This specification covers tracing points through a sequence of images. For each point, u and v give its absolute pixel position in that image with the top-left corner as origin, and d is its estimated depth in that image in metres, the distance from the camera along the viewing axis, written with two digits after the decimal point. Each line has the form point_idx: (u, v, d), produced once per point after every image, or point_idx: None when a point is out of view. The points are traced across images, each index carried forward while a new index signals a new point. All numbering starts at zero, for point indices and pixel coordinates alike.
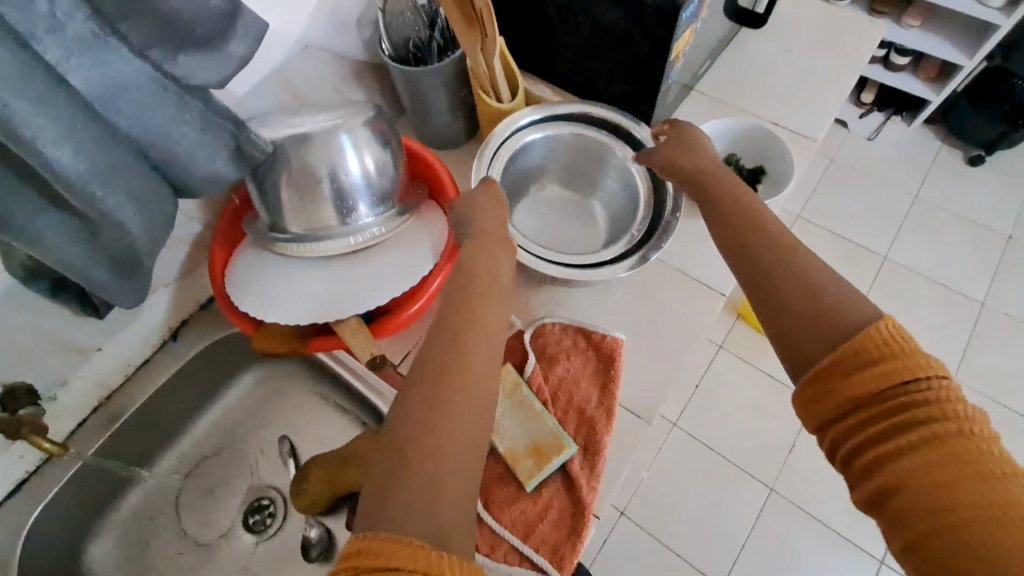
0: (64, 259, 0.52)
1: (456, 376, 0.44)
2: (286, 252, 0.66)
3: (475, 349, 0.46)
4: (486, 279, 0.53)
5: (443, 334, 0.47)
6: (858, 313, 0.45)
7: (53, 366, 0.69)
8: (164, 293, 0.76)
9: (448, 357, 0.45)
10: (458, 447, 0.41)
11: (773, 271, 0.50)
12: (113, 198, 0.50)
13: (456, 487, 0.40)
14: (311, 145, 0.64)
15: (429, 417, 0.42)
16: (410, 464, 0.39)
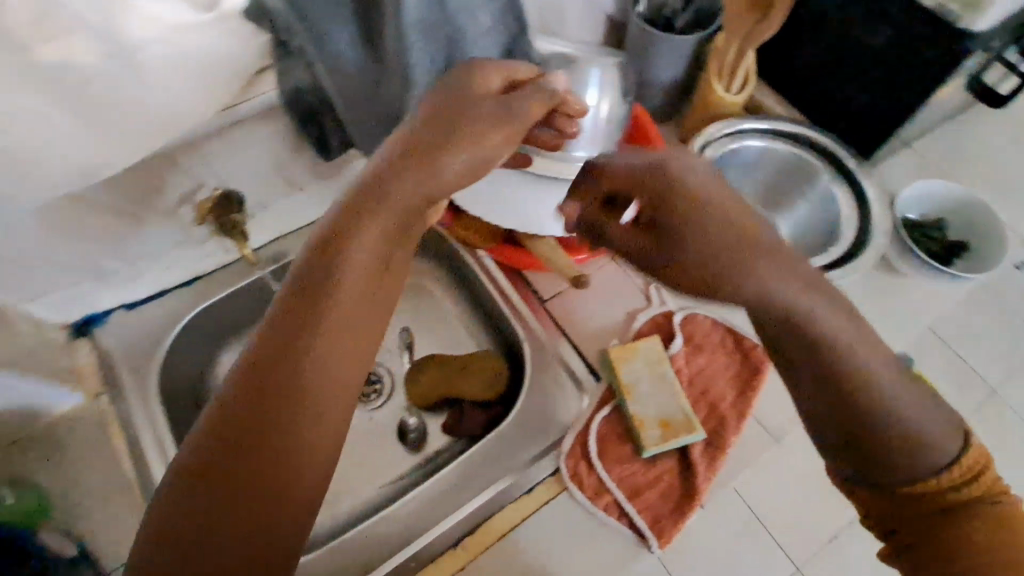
0: (346, 91, 0.56)
1: (315, 321, 0.39)
2: (506, 159, 0.70)
3: (317, 333, 0.39)
4: (372, 224, 0.42)
5: (301, 296, 0.39)
6: (925, 443, 0.42)
7: (263, 188, 0.74)
8: (366, 160, 0.80)
9: (278, 359, 0.38)
10: (262, 439, 0.36)
11: (802, 343, 0.43)
12: (414, 52, 0.54)
13: (284, 506, 0.36)
14: (569, 69, 0.65)
15: (269, 404, 0.37)
16: (230, 460, 0.35)
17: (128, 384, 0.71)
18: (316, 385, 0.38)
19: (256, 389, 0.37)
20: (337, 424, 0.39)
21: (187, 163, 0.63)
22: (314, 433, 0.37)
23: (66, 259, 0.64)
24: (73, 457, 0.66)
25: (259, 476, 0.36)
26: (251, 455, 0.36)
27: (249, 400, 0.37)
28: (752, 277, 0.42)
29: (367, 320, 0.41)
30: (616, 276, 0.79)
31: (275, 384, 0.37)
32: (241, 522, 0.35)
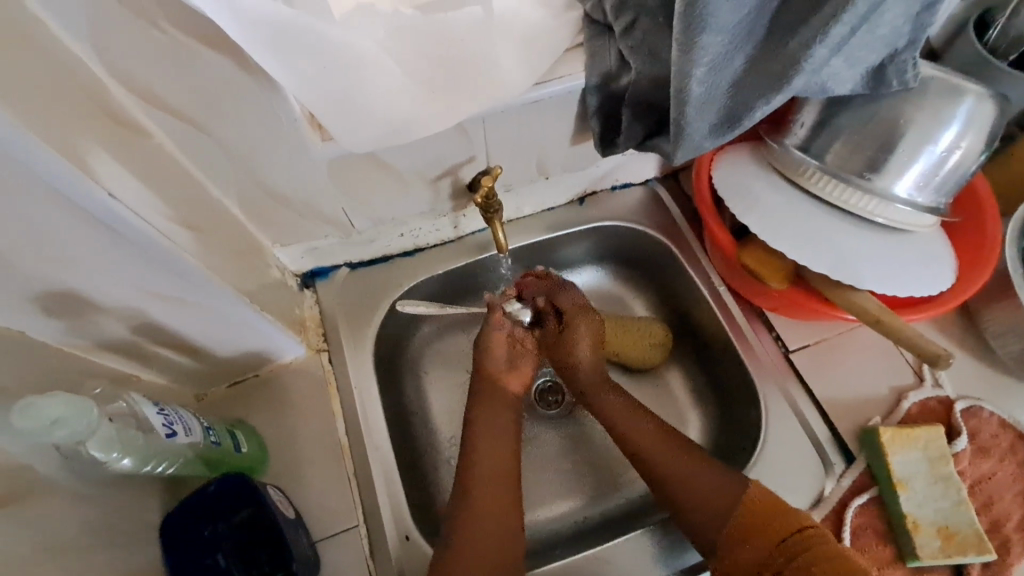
0: (701, 93, 0.49)
1: (485, 426, 0.63)
2: (813, 185, 0.60)
3: (477, 425, 0.63)
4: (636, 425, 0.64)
5: (494, 439, 0.62)
6: (724, 487, 0.58)
7: (515, 171, 0.69)
8: (616, 157, 0.74)
9: (492, 449, 0.61)
10: (491, 480, 0.60)
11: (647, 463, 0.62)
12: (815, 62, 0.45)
13: (509, 479, 0.61)
14: (929, 98, 0.54)
15: (487, 458, 0.61)
16: (469, 447, 0.61)
17: (347, 346, 0.70)
18: (492, 435, 0.62)
19: (490, 429, 0.62)
20: (504, 455, 0.62)
21: (473, 134, 0.59)
22: (493, 458, 0.61)
23: (328, 215, 0.63)
24: (293, 412, 0.65)
25: (505, 473, 0.61)
26: (486, 447, 0.61)
27: (480, 424, 0.63)
28: (690, 487, 0.59)
29: (504, 500, 0.59)
30: (880, 349, 0.67)
31: (484, 420, 0.63)
32: (490, 517, 0.58)
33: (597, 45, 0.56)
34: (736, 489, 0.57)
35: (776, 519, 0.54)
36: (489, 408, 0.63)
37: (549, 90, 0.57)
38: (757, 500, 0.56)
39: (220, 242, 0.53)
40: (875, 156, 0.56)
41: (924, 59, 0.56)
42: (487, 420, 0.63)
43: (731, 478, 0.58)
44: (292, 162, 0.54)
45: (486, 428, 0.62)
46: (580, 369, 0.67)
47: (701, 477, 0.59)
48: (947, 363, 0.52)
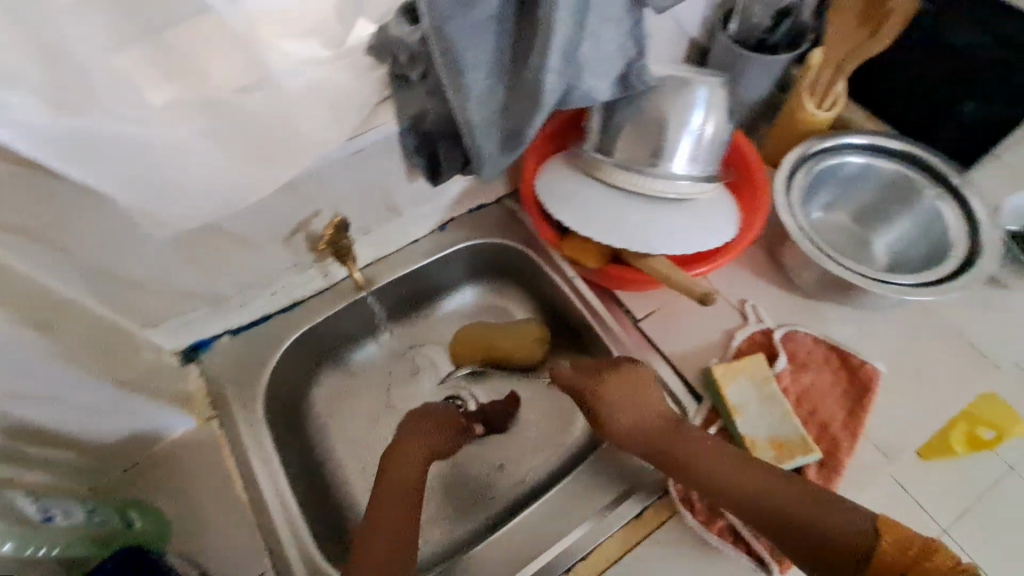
0: (474, 120, 0.58)
1: (395, 465, 0.67)
2: (609, 177, 0.70)
3: (388, 472, 0.66)
4: (729, 467, 0.60)
5: (404, 480, 0.66)
6: (842, 523, 0.54)
7: (364, 216, 0.76)
8: (458, 185, 0.82)
9: (398, 485, 0.65)
10: (393, 530, 0.61)
11: (770, 515, 0.57)
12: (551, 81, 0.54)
13: (404, 525, 0.62)
14: (673, 93, 0.66)
15: (404, 499, 0.64)
16: (375, 509, 0.62)
17: (238, 407, 0.73)
18: (399, 484, 0.65)
19: (403, 461, 0.67)
20: (408, 519, 0.63)
21: (306, 191, 0.66)
22: (399, 509, 0.63)
23: (192, 290, 0.67)
24: (194, 481, 0.68)
25: (405, 518, 0.62)
26: (387, 503, 0.63)
27: (391, 466, 0.67)
28: (783, 507, 0.56)
29: (392, 542, 0.60)
30: (709, 300, 0.78)
31: (397, 457, 0.68)
32: (376, 566, 0.57)
33: (403, 96, 0.64)
34: (866, 521, 0.53)
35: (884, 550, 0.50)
36: (410, 462, 0.67)
37: (367, 139, 0.65)
38: (893, 543, 0.50)
39: (77, 336, 0.57)
40: (648, 145, 0.68)
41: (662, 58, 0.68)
42: (399, 476, 0.66)
43: (858, 524, 0.53)
44: (135, 248, 0.58)
45: (400, 470, 0.66)
46: (649, 424, 0.65)
47: (821, 510, 0.55)
48: (714, 299, 0.62)
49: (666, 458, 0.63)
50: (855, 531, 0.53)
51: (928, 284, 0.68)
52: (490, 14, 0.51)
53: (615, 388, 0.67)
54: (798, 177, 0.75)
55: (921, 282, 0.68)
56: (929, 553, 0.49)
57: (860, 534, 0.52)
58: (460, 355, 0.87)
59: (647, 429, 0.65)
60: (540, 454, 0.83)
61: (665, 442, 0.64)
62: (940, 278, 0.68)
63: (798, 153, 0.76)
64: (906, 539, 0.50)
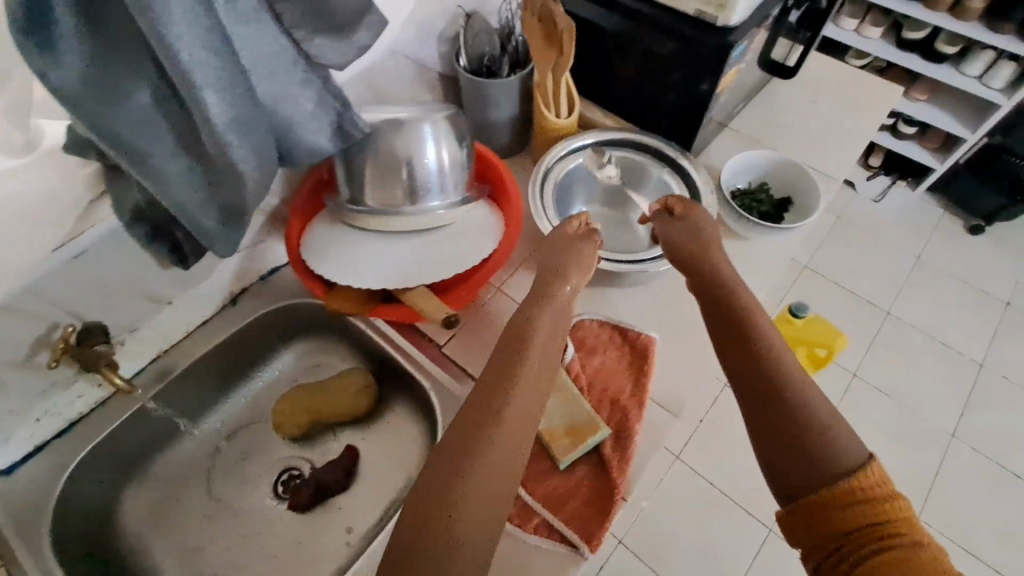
0: (178, 204, 0.56)
1: (505, 414, 0.48)
2: (365, 224, 0.72)
3: (502, 428, 0.47)
4: (763, 344, 0.55)
5: (457, 442, 0.47)
6: (848, 448, 0.50)
7: (127, 313, 0.73)
8: (233, 257, 0.81)
9: (478, 434, 0.47)
10: (458, 498, 0.44)
11: (764, 387, 0.53)
12: (240, 154, 0.53)
13: (496, 493, 0.45)
14: (399, 134, 0.70)
15: (465, 444, 0.46)
16: (466, 447, 0.46)
17: (17, 554, 0.66)
18: (525, 414, 0.49)
19: (475, 412, 0.49)
20: (528, 455, 0.48)
21: (30, 308, 0.62)
22: (491, 476, 0.45)
23: None
24: None
25: (497, 487, 0.45)
26: (499, 460, 0.46)
27: (459, 421, 0.49)
28: (824, 434, 0.50)
29: (487, 537, 0.43)
30: (503, 310, 0.82)
31: (514, 412, 0.48)
32: (486, 513, 0.44)
33: (116, 188, 0.61)
34: (861, 452, 0.49)
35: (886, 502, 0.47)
36: (527, 393, 0.50)
37: (85, 241, 0.62)
38: (871, 487, 0.48)
39: None
40: (391, 185, 0.71)
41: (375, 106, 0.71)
42: (524, 404, 0.49)
43: (851, 449, 0.50)
44: None
45: (460, 416, 0.49)
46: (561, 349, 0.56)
47: (847, 440, 0.50)
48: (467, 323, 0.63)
49: (750, 347, 0.56)
50: (849, 444, 0.50)
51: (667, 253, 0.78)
52: (149, 100, 0.50)
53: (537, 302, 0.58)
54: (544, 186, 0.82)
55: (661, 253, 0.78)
56: (888, 501, 0.47)
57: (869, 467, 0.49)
58: (282, 424, 0.84)
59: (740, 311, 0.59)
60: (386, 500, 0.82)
61: (749, 325, 0.57)
62: None
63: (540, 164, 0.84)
64: (883, 480, 0.48)
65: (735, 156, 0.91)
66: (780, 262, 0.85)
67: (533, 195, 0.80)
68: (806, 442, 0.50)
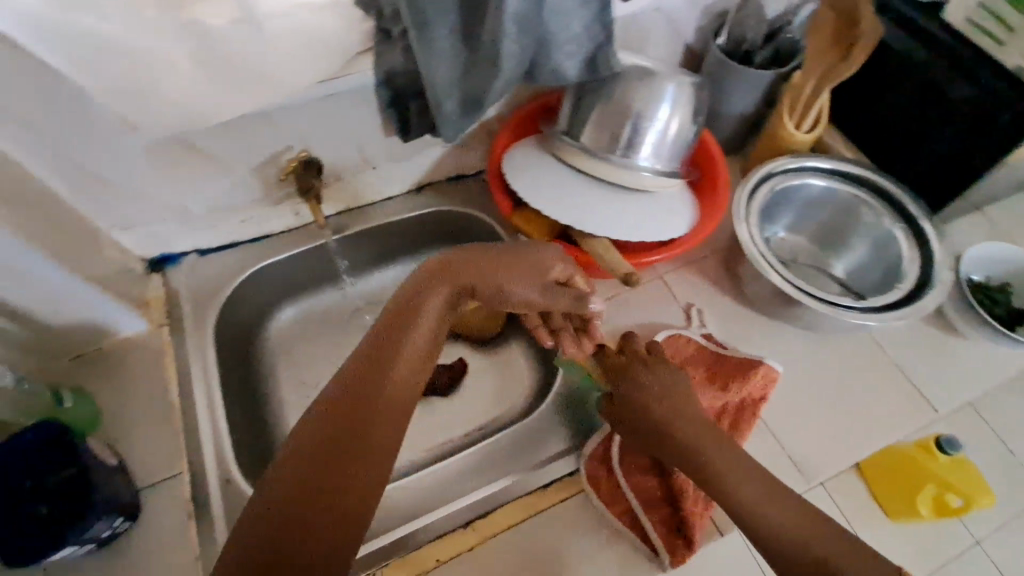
0: (436, 79, 0.60)
1: (399, 356, 0.50)
2: (572, 159, 0.73)
3: (403, 361, 0.50)
4: (425, 336, 0.52)
5: (354, 381, 0.48)
6: (807, 539, 0.47)
7: (340, 162, 0.79)
8: (436, 149, 0.85)
9: (383, 357, 0.49)
10: (351, 402, 0.47)
11: (743, 511, 0.51)
12: (508, 48, 0.57)
13: (377, 451, 0.46)
14: (643, 85, 0.68)
15: (362, 399, 0.47)
16: (359, 412, 0.47)
17: (189, 321, 0.77)
18: (397, 373, 0.49)
19: (381, 341, 0.50)
20: (402, 392, 0.49)
21: (281, 123, 0.69)
22: (384, 433, 0.47)
23: (160, 199, 0.71)
24: (130, 378, 0.71)
25: (345, 440, 0.45)
26: (383, 437, 0.47)
27: (376, 345, 0.50)
28: (813, 549, 0.46)
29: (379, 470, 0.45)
30: (656, 297, 0.79)
31: (378, 348, 0.50)
32: (345, 478, 0.44)
33: (384, 50, 0.66)
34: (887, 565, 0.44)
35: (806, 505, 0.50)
36: (424, 327, 0.52)
37: (340, 84, 0.67)
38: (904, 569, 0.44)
39: (37, 211, 0.60)
40: (613, 131, 0.69)
41: (632, 52, 0.71)
42: (416, 343, 0.51)
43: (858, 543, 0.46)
44: (109, 144, 0.62)
45: (359, 356, 0.50)
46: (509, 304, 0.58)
47: (847, 545, 0.46)
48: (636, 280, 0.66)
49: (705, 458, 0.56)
50: (817, 534, 0.47)
51: (866, 308, 0.68)
52: None
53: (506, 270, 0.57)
54: (757, 189, 0.76)
55: (861, 304, 0.68)
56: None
57: (845, 545, 0.46)
58: None
59: (659, 407, 0.61)
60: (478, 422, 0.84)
61: (710, 444, 0.57)
62: (882, 303, 0.68)
63: (761, 166, 0.77)
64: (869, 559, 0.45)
65: (984, 244, 0.80)
66: (985, 376, 0.74)
67: (743, 192, 0.74)
68: (715, 479, 0.55)
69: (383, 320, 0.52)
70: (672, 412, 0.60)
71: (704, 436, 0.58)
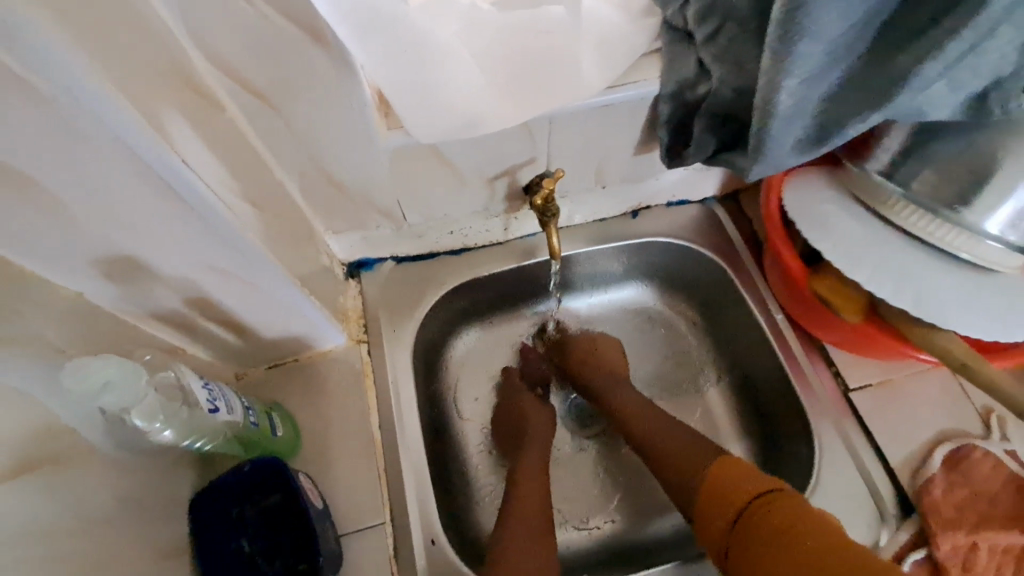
0: (788, 109, 0.46)
1: (524, 482, 0.64)
2: (897, 215, 0.57)
3: (521, 485, 0.64)
4: (531, 457, 0.67)
5: (518, 519, 0.60)
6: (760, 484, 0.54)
7: (571, 179, 0.68)
8: (676, 171, 0.71)
9: (516, 501, 0.62)
10: (516, 529, 0.59)
11: (677, 485, 0.60)
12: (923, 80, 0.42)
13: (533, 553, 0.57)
14: None
15: (509, 520, 0.60)
16: (507, 499, 0.62)
17: (387, 338, 0.69)
18: (533, 511, 0.61)
19: (528, 483, 0.64)
20: (539, 503, 0.62)
21: (537, 135, 0.58)
22: (531, 517, 0.60)
23: (382, 204, 0.63)
24: (329, 400, 0.64)
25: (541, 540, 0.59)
26: (522, 533, 0.59)
27: (520, 491, 0.63)
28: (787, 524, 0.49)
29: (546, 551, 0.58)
30: (941, 394, 0.64)
31: (526, 478, 0.64)
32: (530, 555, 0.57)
33: (676, 52, 0.53)
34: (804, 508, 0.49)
35: (737, 483, 0.55)
36: (533, 452, 0.68)
37: (621, 94, 0.55)
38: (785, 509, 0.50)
39: (277, 221, 0.53)
40: (967, 188, 0.53)
41: None
42: (533, 458, 0.67)
43: (763, 486, 0.53)
44: (357, 147, 0.53)
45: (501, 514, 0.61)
46: (599, 381, 0.73)
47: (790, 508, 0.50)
48: None
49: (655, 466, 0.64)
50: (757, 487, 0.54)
51: None
52: None
53: (584, 346, 0.77)
54: None
55: None
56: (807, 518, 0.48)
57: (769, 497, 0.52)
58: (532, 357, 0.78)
59: (649, 425, 0.67)
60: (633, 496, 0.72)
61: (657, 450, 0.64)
62: None
63: None
64: (790, 505, 0.50)
65: None
66: None
67: None
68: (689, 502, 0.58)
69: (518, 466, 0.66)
70: (653, 425, 0.66)
71: (679, 438, 0.64)
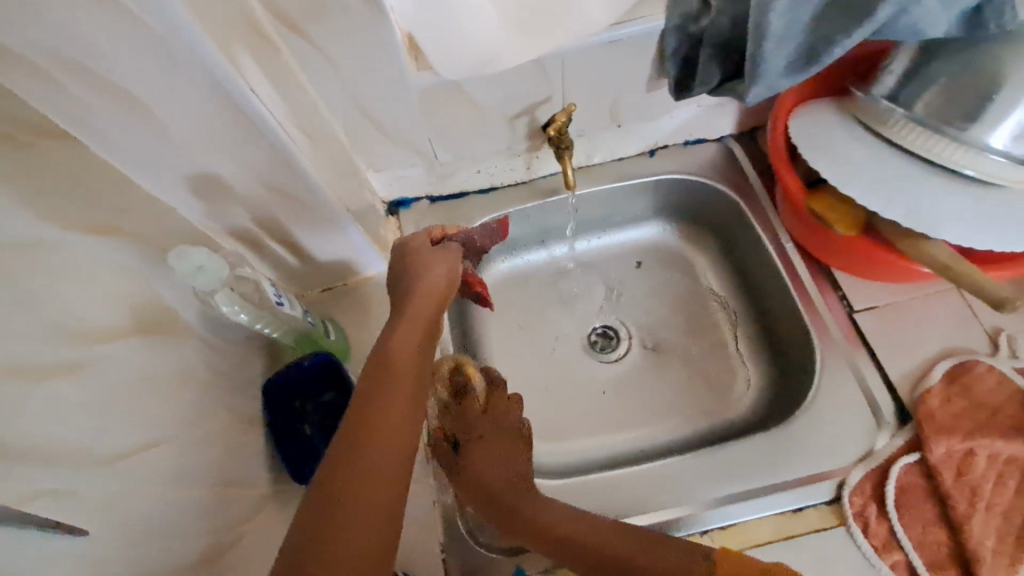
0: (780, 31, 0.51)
1: (389, 368, 0.48)
2: (899, 135, 0.59)
3: (391, 368, 0.48)
4: (405, 332, 0.52)
5: (373, 398, 0.45)
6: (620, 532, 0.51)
7: (587, 118, 0.73)
8: (689, 108, 0.75)
9: (372, 381, 0.47)
10: (380, 409, 0.45)
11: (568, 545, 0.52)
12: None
13: (398, 429, 0.44)
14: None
15: (366, 396, 0.46)
16: (378, 354, 0.50)
17: None
18: (396, 393, 0.46)
19: (401, 361, 0.49)
20: (408, 391, 0.47)
21: (551, 73, 0.64)
22: (397, 397, 0.46)
23: (415, 142, 0.70)
24: (372, 318, 0.74)
25: (402, 428, 0.44)
26: (381, 429, 0.43)
27: (384, 371, 0.48)
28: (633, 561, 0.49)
29: (404, 443, 0.43)
30: (946, 314, 0.66)
31: (397, 358, 0.49)
32: (389, 438, 0.43)
33: None
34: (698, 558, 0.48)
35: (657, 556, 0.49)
36: (414, 319, 0.53)
37: (627, 30, 0.60)
38: None
39: (326, 155, 0.62)
40: (967, 104, 0.55)
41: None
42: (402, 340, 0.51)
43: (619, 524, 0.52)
44: (392, 89, 0.61)
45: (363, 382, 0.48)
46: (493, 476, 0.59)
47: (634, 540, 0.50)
48: (1012, 306, 0.54)
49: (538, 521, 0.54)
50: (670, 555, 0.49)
51: None
52: None
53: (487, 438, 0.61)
54: None
55: None
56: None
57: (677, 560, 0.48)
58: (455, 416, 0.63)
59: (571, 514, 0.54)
60: (647, 414, 0.78)
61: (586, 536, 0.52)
62: None
63: None
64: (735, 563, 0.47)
65: None
66: None
67: None
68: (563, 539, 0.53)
69: (377, 359, 0.49)
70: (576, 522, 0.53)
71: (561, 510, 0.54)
